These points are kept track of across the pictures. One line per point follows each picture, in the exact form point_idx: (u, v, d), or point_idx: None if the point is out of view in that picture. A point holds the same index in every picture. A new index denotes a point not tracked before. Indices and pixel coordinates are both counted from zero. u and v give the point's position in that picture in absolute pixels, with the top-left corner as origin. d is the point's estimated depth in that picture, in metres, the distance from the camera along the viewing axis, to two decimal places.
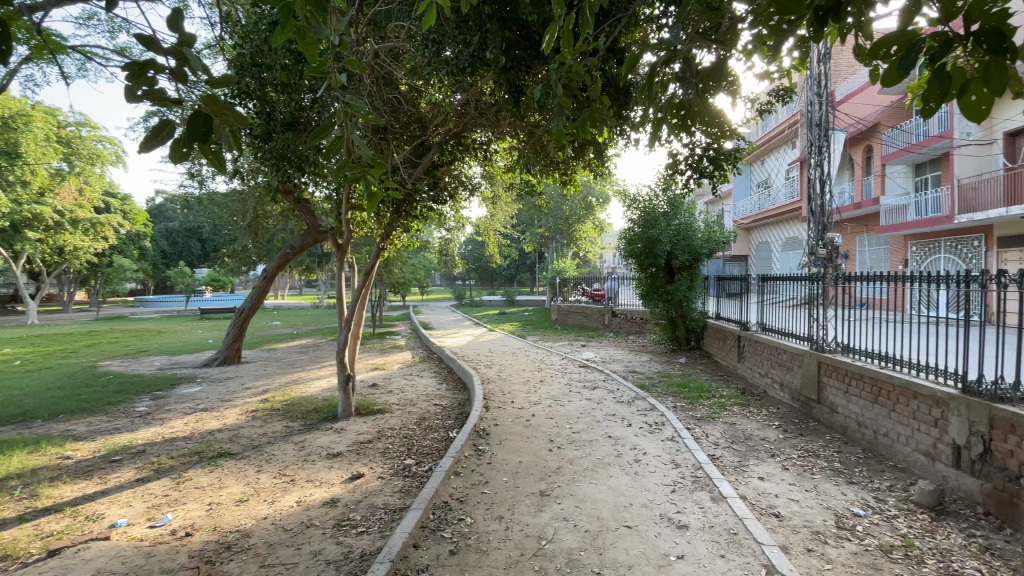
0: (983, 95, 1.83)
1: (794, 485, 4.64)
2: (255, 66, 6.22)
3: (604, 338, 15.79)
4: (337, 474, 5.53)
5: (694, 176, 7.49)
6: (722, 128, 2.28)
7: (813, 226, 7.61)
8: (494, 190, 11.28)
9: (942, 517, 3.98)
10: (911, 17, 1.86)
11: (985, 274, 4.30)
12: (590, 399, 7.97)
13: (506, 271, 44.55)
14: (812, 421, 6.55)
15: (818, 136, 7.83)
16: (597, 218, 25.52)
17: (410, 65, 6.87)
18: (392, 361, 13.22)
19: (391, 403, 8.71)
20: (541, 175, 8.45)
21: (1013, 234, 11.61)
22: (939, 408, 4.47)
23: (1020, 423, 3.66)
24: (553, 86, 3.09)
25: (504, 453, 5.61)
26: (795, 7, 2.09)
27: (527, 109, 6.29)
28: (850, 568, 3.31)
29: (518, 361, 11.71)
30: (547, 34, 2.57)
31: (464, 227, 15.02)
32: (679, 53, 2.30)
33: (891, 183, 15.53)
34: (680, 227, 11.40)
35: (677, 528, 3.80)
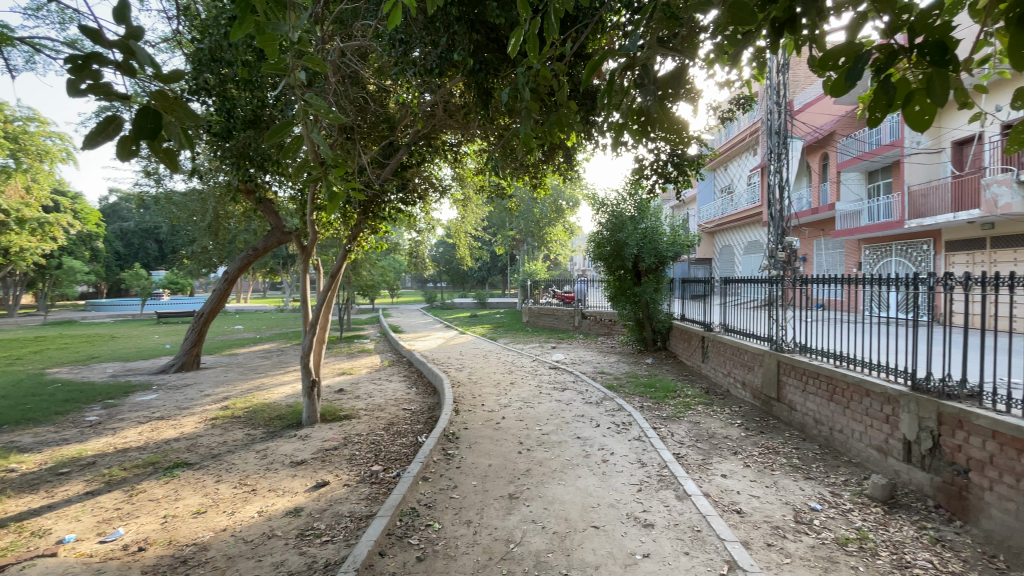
0: (925, 105, 1.85)
1: (755, 481, 4.79)
2: (214, 62, 6.00)
3: (574, 339, 15.95)
4: (301, 482, 5.37)
5: (659, 181, 7.66)
6: (681, 136, 2.28)
7: (773, 230, 7.88)
8: (464, 192, 11.24)
9: (894, 510, 4.17)
10: (857, 32, 1.93)
11: (932, 276, 4.55)
12: (560, 401, 8.01)
13: (477, 274, 44.46)
14: (772, 418, 6.77)
15: (777, 144, 8.12)
16: (567, 222, 25.76)
17: (377, 64, 6.78)
18: (360, 365, 12.98)
19: (358, 409, 8.53)
20: (512, 178, 8.46)
21: (959, 239, 12.40)
22: (890, 405, 4.69)
23: (967, 419, 3.87)
24: (521, 90, 3.09)
25: (474, 456, 5.57)
26: (750, 19, 2.16)
27: (496, 112, 6.30)
28: (807, 561, 3.42)
29: (488, 364, 11.69)
30: (513, 38, 2.56)
31: (435, 229, 14.91)
32: (638, 60, 2.31)
33: (845, 189, 16.28)
34: (647, 230, 11.63)
35: (643, 527, 3.86)
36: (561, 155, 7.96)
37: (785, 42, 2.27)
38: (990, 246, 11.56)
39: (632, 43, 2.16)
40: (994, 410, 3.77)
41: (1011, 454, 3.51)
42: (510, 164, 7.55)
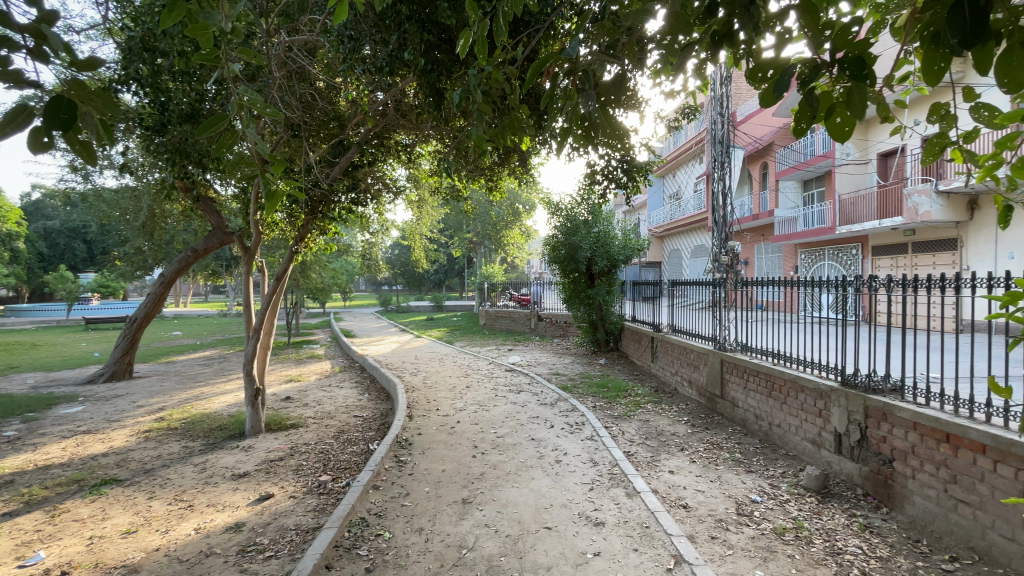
0: (846, 117, 1.79)
1: (700, 476, 4.97)
2: (147, 52, 5.65)
3: (530, 342, 16.03)
4: (243, 495, 5.09)
5: (611, 186, 7.84)
6: (623, 142, 2.25)
7: (717, 235, 8.23)
8: (419, 193, 11.07)
9: (827, 499, 4.43)
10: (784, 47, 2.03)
11: (860, 279, 4.87)
12: (515, 403, 8.03)
13: (433, 277, 43.94)
14: (717, 415, 7.06)
15: (720, 152, 8.46)
16: (524, 225, 25.83)
17: (326, 61, 6.57)
18: (309, 372, 12.49)
19: (306, 417, 8.20)
20: (467, 180, 8.40)
21: (884, 244, 13.40)
22: (822, 400, 4.99)
23: (890, 412, 4.17)
24: (473, 92, 3.04)
25: (427, 462, 5.48)
26: (685, 28, 2.25)
27: (450, 113, 6.25)
28: (748, 552, 3.57)
29: (444, 368, 11.55)
30: (461, 38, 2.52)
31: (389, 231, 14.61)
32: (579, 66, 2.33)
33: (783, 197, 17.25)
34: (600, 234, 11.88)
35: (594, 526, 3.91)
36: (515, 159, 8.00)
37: (725, 55, 2.34)
38: (911, 251, 12.58)
39: (575, 49, 2.17)
40: (914, 402, 4.08)
41: (930, 443, 3.81)
42: (464, 167, 7.50)
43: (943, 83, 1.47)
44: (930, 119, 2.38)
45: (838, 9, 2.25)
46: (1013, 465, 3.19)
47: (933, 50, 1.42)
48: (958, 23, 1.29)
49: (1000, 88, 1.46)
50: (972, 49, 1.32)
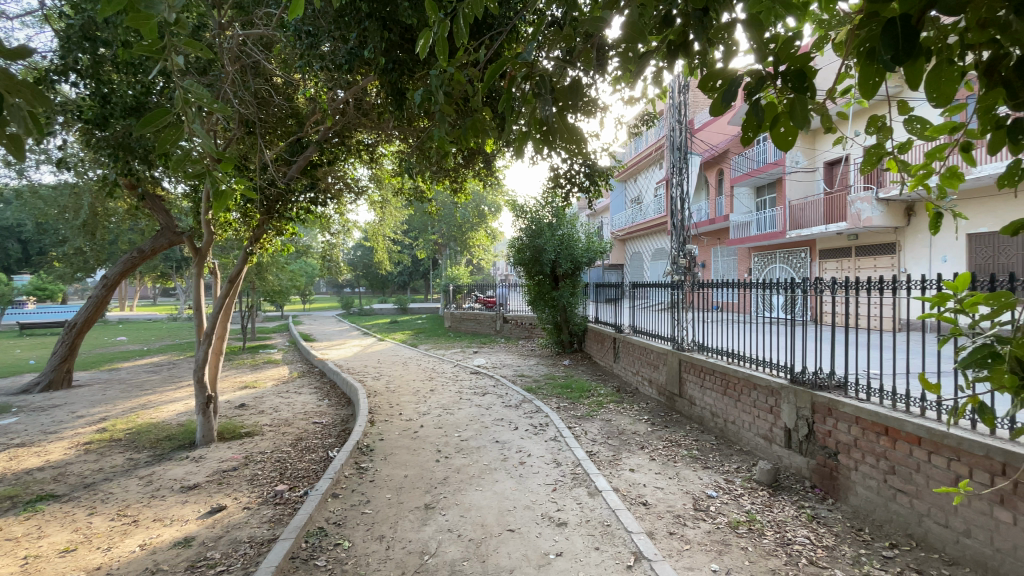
0: (789, 128, 1.86)
1: (659, 473, 5.09)
2: (88, 41, 5.36)
3: (496, 344, 16.01)
4: (193, 508, 4.85)
5: (573, 190, 7.93)
6: (581, 149, 2.15)
7: (676, 238, 8.46)
8: (381, 193, 10.88)
9: (778, 492, 4.62)
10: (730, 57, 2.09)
11: (808, 281, 5.10)
12: (479, 406, 8.00)
13: (397, 279, 43.22)
14: (675, 413, 7.25)
15: (679, 159, 8.68)
16: (489, 227, 25.71)
17: (283, 57, 6.37)
18: (265, 377, 12.04)
19: (261, 425, 7.89)
20: (431, 181, 8.31)
21: (830, 248, 14.15)
22: (773, 397, 5.20)
23: (834, 407, 4.39)
24: (435, 93, 2.99)
25: (388, 468, 5.38)
26: (639, 37, 2.29)
27: (413, 113, 6.17)
28: (704, 546, 3.68)
29: (407, 371, 11.37)
30: (422, 39, 2.49)
31: (351, 232, 14.31)
32: (534, 69, 2.30)
33: (738, 203, 17.94)
34: (564, 236, 12.02)
35: (557, 526, 3.94)
36: (480, 160, 7.98)
37: (682, 63, 2.39)
38: (855, 254, 13.32)
39: (531, 53, 2.17)
40: (857, 398, 4.31)
41: (871, 436, 4.03)
42: (429, 169, 7.42)
43: (879, 94, 1.54)
44: (868, 130, 2.52)
45: (784, 24, 2.35)
46: (946, 455, 3.42)
47: (868, 64, 1.48)
48: (890, 40, 1.35)
49: (929, 102, 1.57)
50: (904, 65, 1.37)
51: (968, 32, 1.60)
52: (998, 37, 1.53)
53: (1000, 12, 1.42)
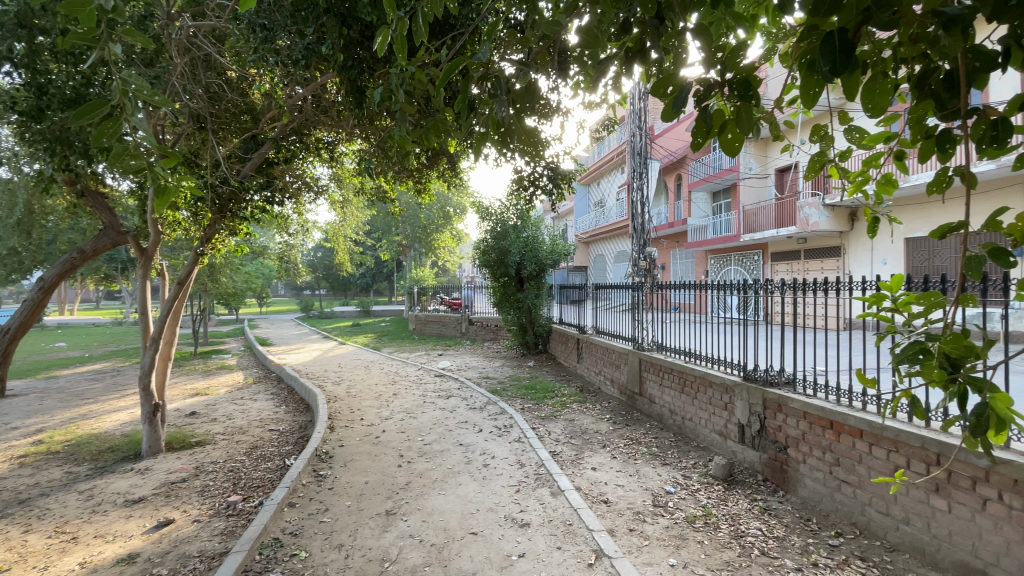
0: (736, 134, 1.89)
1: (619, 471, 5.18)
2: (23, 29, 5.12)
3: (461, 346, 15.91)
4: (137, 523, 4.58)
5: (538, 193, 8.03)
6: (538, 153, 2.12)
7: (637, 241, 8.64)
8: (343, 193, 10.62)
9: (732, 486, 4.79)
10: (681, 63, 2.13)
11: (761, 282, 5.29)
12: (443, 408, 7.93)
13: (360, 281, 42.30)
14: (636, 412, 7.41)
15: (639, 163, 8.85)
16: (454, 228, 25.55)
17: (236, 50, 6.13)
18: (218, 384, 11.53)
19: (214, 434, 7.54)
20: (394, 182, 8.19)
21: (781, 251, 14.83)
22: (728, 394, 5.39)
23: (784, 403, 4.58)
24: (395, 92, 2.92)
25: (348, 475, 5.25)
26: (594, 43, 2.31)
27: (374, 112, 6.06)
28: (662, 541, 3.77)
29: (370, 375, 11.14)
30: (379, 36, 2.44)
31: (311, 232, 13.91)
32: (490, 69, 2.25)
33: (695, 207, 18.50)
34: (529, 239, 12.10)
35: (519, 527, 3.95)
36: (445, 161, 7.91)
37: (639, 70, 2.43)
38: (804, 257, 13.99)
39: (487, 53, 2.13)
40: (804, 394, 4.52)
41: (817, 430, 4.24)
42: (391, 169, 7.29)
43: (819, 103, 1.61)
44: (812, 139, 2.64)
45: (735, 35, 2.43)
46: (885, 447, 3.62)
47: (810, 75, 1.55)
48: (829, 52, 1.38)
49: (865, 112, 1.65)
50: (841, 77, 1.43)
51: (901, 47, 1.70)
52: (927, 51, 1.63)
53: (927, 29, 1.52)
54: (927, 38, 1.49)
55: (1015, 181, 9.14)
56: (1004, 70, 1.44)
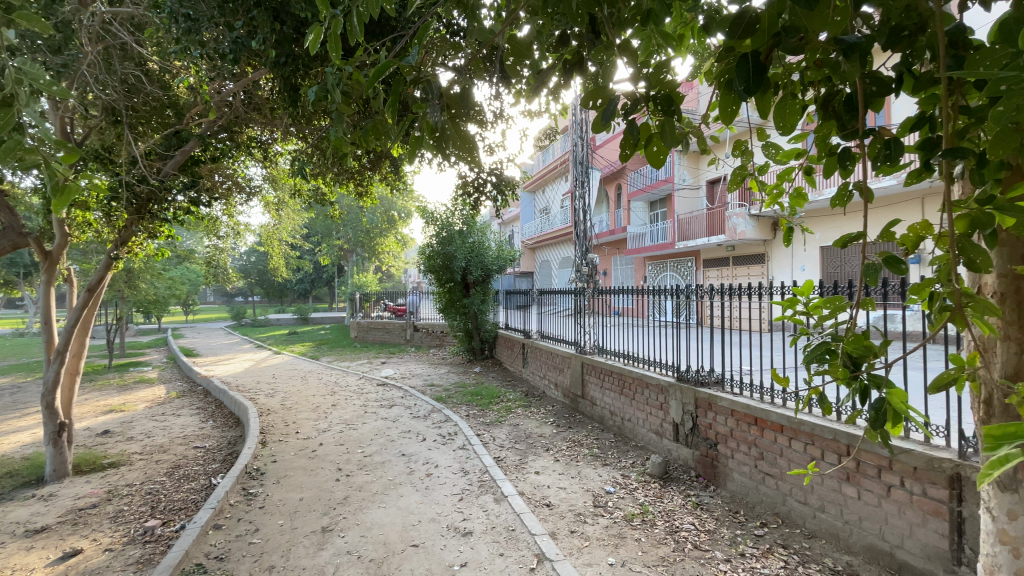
0: (661, 146, 1.92)
1: (562, 474, 5.25)
2: None
3: (405, 353, 15.57)
4: (39, 555, 4.11)
5: (482, 200, 8.05)
6: (475, 160, 2.07)
7: (579, 247, 8.85)
8: (278, 194, 10.12)
9: (668, 483, 4.97)
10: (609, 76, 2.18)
11: (694, 287, 5.52)
12: (386, 418, 7.72)
13: (296, 287, 40.42)
14: (579, 414, 7.56)
15: (582, 172, 9.04)
16: (399, 233, 25.06)
17: (157, 40, 5.71)
18: (136, 399, 10.60)
19: (130, 454, 6.91)
20: (334, 184, 7.95)
21: (712, 258, 15.71)
22: (663, 394, 5.62)
23: (714, 401, 4.83)
24: (331, 92, 2.77)
25: (282, 492, 4.98)
26: (524, 53, 2.28)
27: (311, 112, 5.86)
28: (602, 541, 3.85)
29: (307, 386, 10.66)
30: (311, 34, 2.33)
31: (243, 235, 13.16)
32: (423, 71, 2.18)
33: (634, 215, 19.21)
34: (474, 245, 12.10)
35: (462, 536, 3.91)
36: (387, 165, 7.73)
37: (577, 81, 2.47)
38: (732, 263, 14.90)
39: (417, 56, 2.06)
40: (732, 393, 4.77)
41: (743, 426, 4.50)
42: (331, 171, 7.03)
43: (738, 120, 1.70)
44: (734, 153, 2.80)
45: (664, 52, 2.55)
46: (803, 440, 3.89)
47: (728, 93, 1.64)
48: (745, 71, 1.45)
49: (778, 130, 1.76)
50: (755, 95, 1.51)
51: (808, 71, 1.85)
52: (830, 76, 1.77)
53: (829, 56, 1.66)
54: (830, 63, 1.63)
55: (904, 198, 10.24)
56: (896, 96, 1.59)
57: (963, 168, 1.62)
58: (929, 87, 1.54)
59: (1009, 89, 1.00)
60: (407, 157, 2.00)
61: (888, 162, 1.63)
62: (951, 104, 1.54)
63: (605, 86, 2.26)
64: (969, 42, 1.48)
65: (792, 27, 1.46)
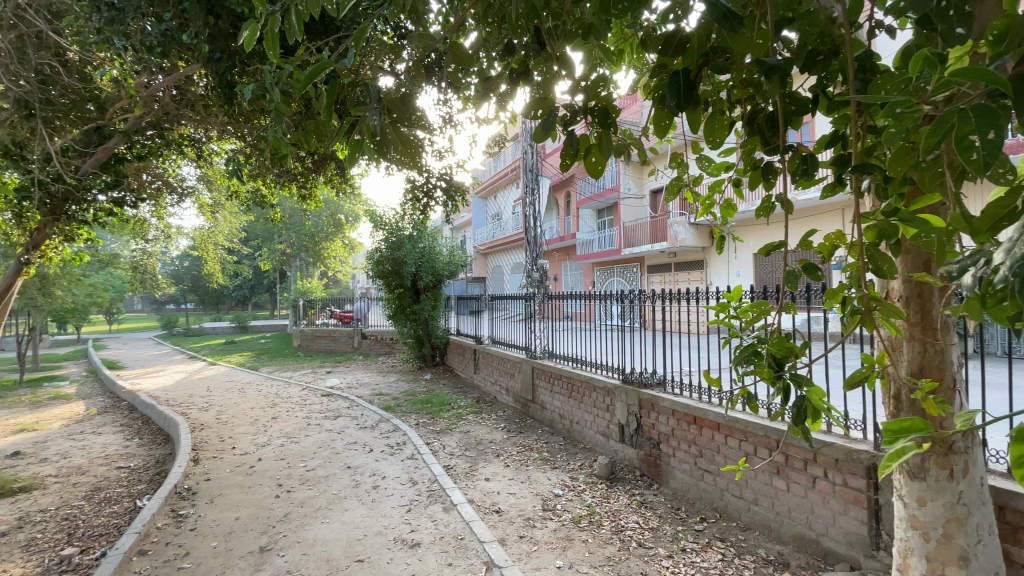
0: (599, 156, 1.96)
1: (512, 479, 5.26)
2: None
3: (352, 362, 15.11)
4: None
5: (431, 205, 7.98)
6: (417, 165, 2.01)
7: (530, 253, 8.96)
8: (214, 195, 9.59)
9: (614, 483, 5.09)
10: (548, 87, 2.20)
11: (638, 291, 5.68)
12: (331, 430, 7.45)
13: (234, 293, 38.29)
14: (529, 418, 7.61)
15: (532, 179, 9.15)
16: (347, 237, 24.38)
17: (75, 27, 5.27)
18: (50, 417, 9.66)
19: (42, 477, 6.29)
20: (275, 186, 7.64)
21: (656, 264, 16.32)
22: (609, 396, 5.76)
23: (656, 402, 5.00)
24: (269, 90, 2.65)
25: (216, 512, 4.70)
26: (470, 61, 2.26)
27: (249, 110, 5.59)
28: (550, 545, 3.89)
29: (245, 398, 10.10)
30: (246, 31, 2.23)
31: (174, 238, 12.35)
32: (364, 73, 2.11)
33: (583, 222, 19.65)
34: (424, 250, 11.97)
35: (410, 548, 3.83)
36: (332, 168, 7.51)
37: (523, 90, 2.50)
38: (675, 269, 15.54)
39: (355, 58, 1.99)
40: (673, 393, 4.97)
41: (683, 425, 4.68)
42: (270, 172, 6.73)
43: (672, 134, 1.77)
44: (672, 165, 2.92)
45: (606, 66, 2.63)
46: (738, 437, 4.09)
47: (661, 108, 1.72)
48: (676, 87, 1.50)
49: (708, 144, 1.85)
50: (686, 111, 1.57)
51: (734, 89, 1.96)
52: (754, 94, 1.89)
53: (754, 76, 1.77)
54: (754, 83, 1.74)
55: (824, 209, 11.05)
56: (812, 114, 1.71)
57: (871, 183, 1.76)
58: (841, 108, 1.68)
59: (901, 112, 1.05)
60: (348, 161, 1.94)
61: (805, 177, 1.75)
62: (860, 124, 1.69)
63: (551, 97, 2.29)
64: (875, 68, 1.62)
65: (719, 47, 1.55)
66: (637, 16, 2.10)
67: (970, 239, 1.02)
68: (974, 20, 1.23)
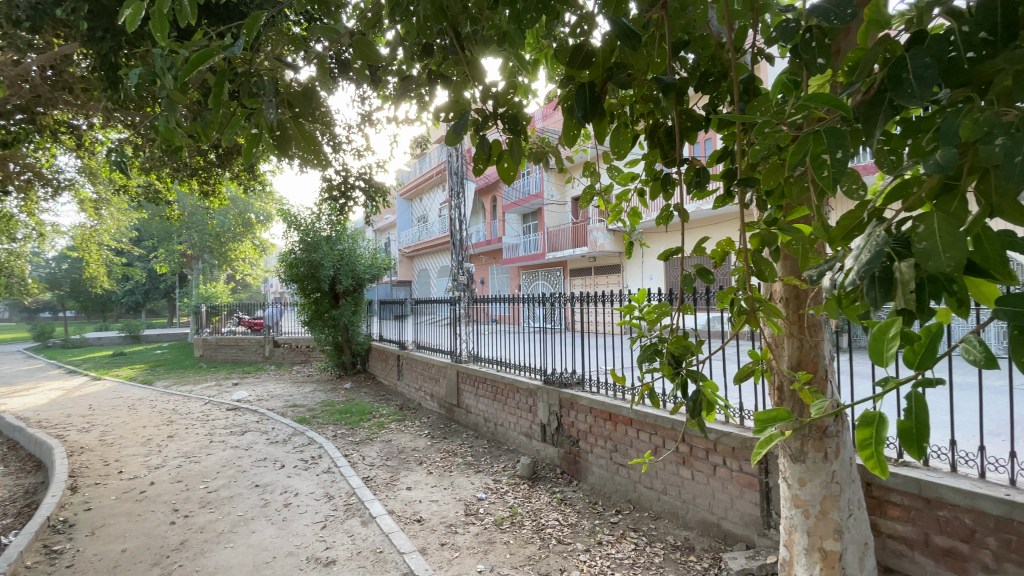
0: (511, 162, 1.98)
1: (434, 486, 5.18)
2: None
3: (264, 372, 14.14)
4: None
5: (351, 205, 7.69)
6: (320, 161, 1.91)
7: (455, 255, 8.88)
8: (98, 189, 8.56)
9: (536, 483, 5.18)
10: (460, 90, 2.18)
11: (560, 294, 5.81)
12: (237, 446, 6.92)
13: (125, 299, 34.37)
14: (453, 423, 7.54)
15: (456, 182, 9.08)
16: (258, 238, 22.83)
17: None
18: None
19: None
20: (172, 180, 6.97)
21: (577, 268, 16.91)
22: (531, 397, 5.86)
23: (574, 401, 5.16)
24: (160, 76, 2.41)
25: (99, 545, 4.18)
26: (381, 59, 2.19)
27: (136, 96, 5.06)
28: (472, 550, 3.88)
29: (136, 416, 9.09)
30: (128, 9, 2.01)
31: (50, 236, 10.87)
32: (267, 61, 1.97)
33: (509, 226, 19.89)
34: (343, 253, 11.52)
35: (324, 566, 3.65)
36: (239, 163, 7.01)
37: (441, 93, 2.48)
38: (594, 273, 16.20)
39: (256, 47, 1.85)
40: (590, 392, 5.16)
41: (601, 422, 4.86)
42: (165, 165, 6.14)
43: (579, 144, 1.84)
44: (584, 173, 3.03)
45: (522, 72, 2.68)
46: (649, 431, 4.33)
47: (569, 117, 1.78)
48: (581, 98, 1.56)
49: (613, 154, 1.95)
50: (591, 121, 1.64)
51: (637, 105, 2.08)
52: (654, 109, 2.02)
53: (654, 93, 1.91)
54: (654, 99, 1.87)
55: (717, 218, 12.08)
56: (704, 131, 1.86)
57: (755, 194, 1.95)
58: (727, 125, 1.84)
59: (767, 132, 1.19)
60: (244, 158, 1.82)
61: (699, 188, 1.90)
62: (744, 142, 1.86)
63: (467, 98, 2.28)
64: (756, 90, 1.79)
65: (621, 62, 1.64)
66: (550, 28, 2.16)
67: (826, 246, 1.15)
68: (831, 52, 1.37)
